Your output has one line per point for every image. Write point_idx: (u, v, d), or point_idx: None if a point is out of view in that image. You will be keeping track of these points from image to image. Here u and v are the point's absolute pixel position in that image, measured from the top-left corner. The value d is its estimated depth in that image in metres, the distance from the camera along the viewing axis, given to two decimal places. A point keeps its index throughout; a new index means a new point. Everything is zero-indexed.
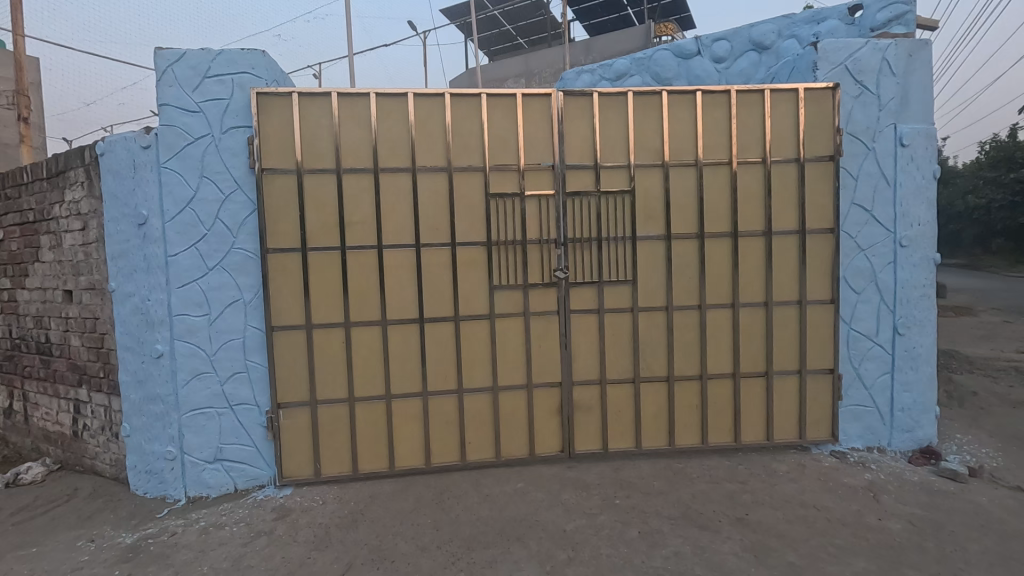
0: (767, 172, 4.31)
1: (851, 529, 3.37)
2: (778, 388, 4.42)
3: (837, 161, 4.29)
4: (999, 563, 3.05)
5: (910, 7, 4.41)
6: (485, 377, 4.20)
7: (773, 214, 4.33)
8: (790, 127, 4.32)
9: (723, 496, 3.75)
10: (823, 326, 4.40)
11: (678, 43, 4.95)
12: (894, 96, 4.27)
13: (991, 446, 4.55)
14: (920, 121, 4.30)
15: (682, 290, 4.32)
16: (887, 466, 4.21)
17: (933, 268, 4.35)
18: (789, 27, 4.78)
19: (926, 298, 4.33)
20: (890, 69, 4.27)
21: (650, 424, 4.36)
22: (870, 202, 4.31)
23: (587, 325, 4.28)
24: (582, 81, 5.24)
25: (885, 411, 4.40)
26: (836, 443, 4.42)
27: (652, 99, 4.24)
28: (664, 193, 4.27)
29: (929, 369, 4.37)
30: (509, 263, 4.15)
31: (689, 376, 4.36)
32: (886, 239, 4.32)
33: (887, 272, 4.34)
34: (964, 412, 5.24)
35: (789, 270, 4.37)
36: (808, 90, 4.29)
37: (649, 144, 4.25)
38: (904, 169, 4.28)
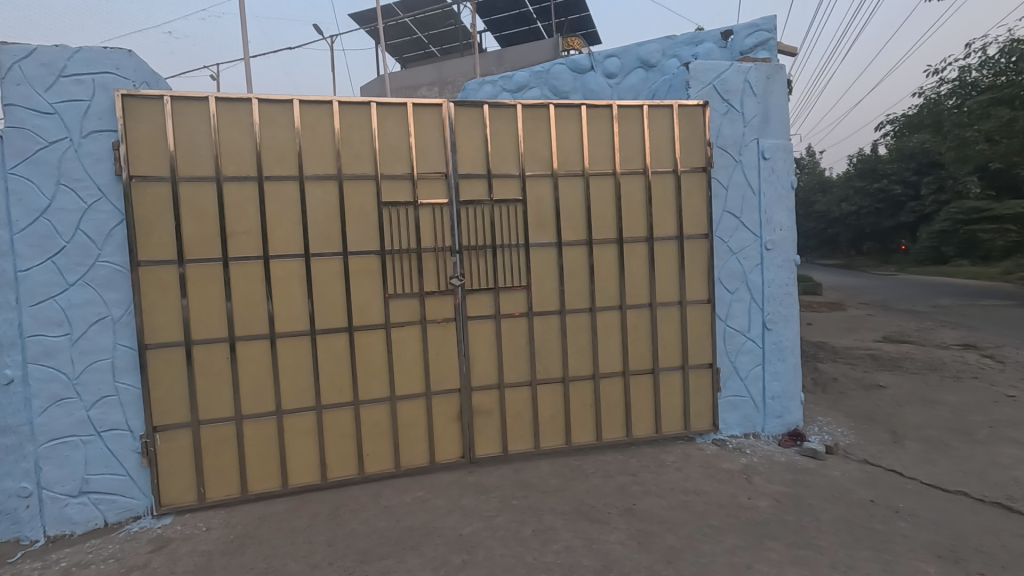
0: (648, 182, 4.62)
1: (725, 509, 3.66)
2: (664, 383, 4.72)
3: (709, 172, 4.69)
4: (845, 528, 3.44)
5: (771, 35, 4.90)
6: (382, 387, 4.16)
7: (654, 221, 4.64)
8: (667, 140, 4.65)
9: (615, 489, 3.95)
10: (702, 324, 4.77)
11: (574, 58, 5.16)
12: (756, 114, 4.74)
13: (846, 425, 5.14)
14: (779, 137, 4.79)
15: (575, 293, 4.52)
16: (759, 449, 4.63)
17: (794, 269, 4.83)
18: (672, 47, 5.09)
19: (789, 295, 4.80)
20: (752, 89, 4.74)
21: (548, 425, 4.52)
22: (739, 209, 4.74)
23: (484, 331, 4.36)
24: (484, 91, 5.33)
25: (758, 400, 4.84)
26: (717, 431, 4.80)
27: (540, 112, 4.42)
28: (555, 201, 4.45)
29: (794, 359, 4.84)
30: (403, 271, 4.15)
31: (583, 376, 4.56)
32: (753, 243, 4.77)
33: (755, 273, 4.78)
34: (827, 397, 5.88)
35: (670, 273, 4.69)
36: (682, 107, 4.65)
37: (539, 154, 4.42)
38: (767, 179, 4.74)
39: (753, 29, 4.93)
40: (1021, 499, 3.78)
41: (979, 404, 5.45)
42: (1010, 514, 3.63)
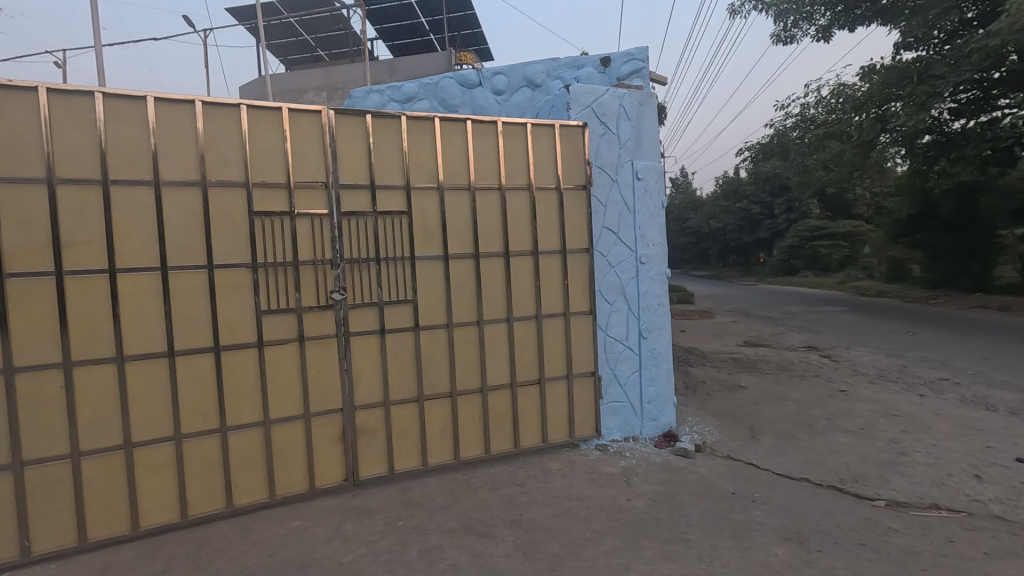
0: (532, 198, 4.76)
1: (606, 512, 3.83)
2: (550, 393, 4.85)
3: (588, 190, 4.94)
4: (710, 521, 3.73)
5: (644, 64, 5.26)
6: (254, 412, 3.84)
7: (538, 235, 4.78)
8: (549, 158, 4.83)
9: (502, 501, 3.97)
10: (584, 334, 4.98)
11: (462, 73, 5.21)
12: (630, 137, 5.07)
13: (712, 425, 5.61)
14: (651, 159, 5.15)
15: (461, 306, 4.51)
16: (637, 451, 4.91)
17: (666, 281, 5.21)
18: (556, 69, 5.27)
19: (662, 306, 5.16)
20: (626, 114, 5.07)
21: (436, 441, 4.45)
22: (616, 225, 5.04)
23: (368, 347, 4.20)
24: (371, 100, 5.32)
25: (636, 404, 5.13)
26: (599, 437, 5.03)
27: (425, 124, 4.39)
28: (441, 215, 4.43)
29: (667, 365, 5.19)
30: (278, 285, 3.88)
31: (470, 390, 4.56)
32: (629, 257, 5.08)
33: (632, 285, 5.09)
34: (696, 399, 6.40)
35: (554, 285, 4.86)
36: (563, 127, 4.86)
37: (425, 166, 4.39)
38: (641, 198, 5.08)
39: (628, 57, 5.25)
40: (850, 480, 4.35)
41: (818, 399, 6.22)
42: (841, 495, 4.17)
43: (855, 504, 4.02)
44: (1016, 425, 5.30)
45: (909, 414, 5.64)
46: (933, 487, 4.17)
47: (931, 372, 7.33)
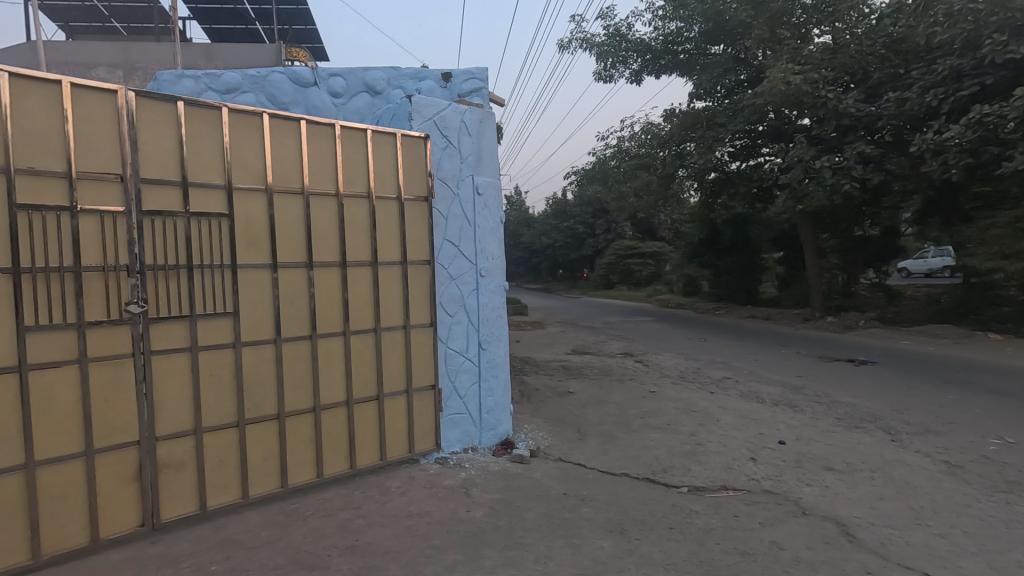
0: (371, 207, 4.59)
1: (446, 526, 3.79)
2: (389, 408, 4.69)
3: (429, 203, 4.93)
4: (545, 523, 3.92)
5: (484, 84, 5.44)
6: (12, 453, 3.09)
7: (378, 245, 4.62)
8: (390, 168, 4.72)
9: (336, 528, 3.71)
10: (425, 347, 4.92)
11: (294, 69, 4.84)
12: (471, 153, 5.20)
13: (545, 430, 5.94)
14: (490, 175, 5.33)
15: (291, 320, 4.16)
16: (476, 461, 4.98)
17: (504, 294, 5.40)
18: (397, 78, 5.17)
19: (500, 317, 5.32)
20: (468, 130, 5.18)
21: (260, 468, 4.01)
22: (457, 238, 5.10)
23: (175, 368, 3.65)
24: (183, 86, 4.69)
25: (475, 415, 5.21)
26: (439, 450, 5.01)
27: (252, 120, 4.00)
28: (269, 219, 4.05)
29: (504, 375, 5.37)
30: (53, 296, 3.19)
31: (301, 410, 4.20)
32: (470, 270, 5.17)
33: (472, 297, 5.18)
34: (531, 406, 6.75)
35: (394, 297, 4.73)
36: (404, 137, 4.79)
37: (251, 165, 3.98)
38: (481, 213, 5.22)
39: (469, 76, 5.39)
40: (661, 472, 4.92)
41: (633, 400, 6.97)
42: (654, 485, 4.69)
43: (665, 492, 4.55)
44: (779, 413, 6.50)
45: (704, 409, 6.58)
46: (723, 471, 4.90)
47: (719, 373, 8.67)
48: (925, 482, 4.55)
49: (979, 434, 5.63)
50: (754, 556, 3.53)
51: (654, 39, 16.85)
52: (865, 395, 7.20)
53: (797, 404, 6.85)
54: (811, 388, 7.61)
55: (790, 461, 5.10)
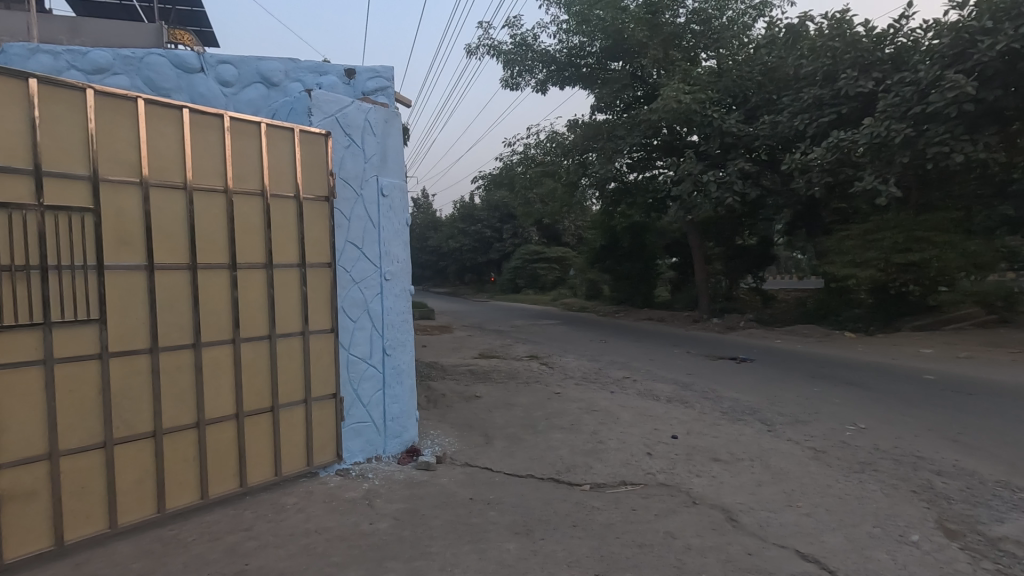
0: (266, 205, 4.30)
1: (347, 542, 3.62)
2: (284, 420, 4.41)
3: (330, 203, 4.71)
4: (451, 530, 3.86)
5: (390, 83, 5.31)
6: None
7: (273, 247, 4.34)
8: (287, 164, 4.45)
9: (223, 552, 3.42)
10: (325, 354, 4.68)
11: (177, 53, 4.41)
12: (375, 152, 5.04)
13: (452, 436, 5.90)
14: (396, 176, 5.20)
15: (172, 328, 3.79)
16: (380, 471, 4.82)
17: (409, 298, 5.29)
18: (295, 70, 4.89)
19: (405, 322, 5.21)
20: (372, 129, 5.02)
21: (133, 492, 3.61)
22: (360, 240, 4.91)
23: (25, 383, 3.22)
24: (38, 62, 4.09)
25: (379, 423, 5.04)
26: (340, 461, 4.79)
27: (125, 105, 3.61)
28: (145, 216, 3.66)
29: (410, 381, 5.25)
30: None
31: (182, 426, 3.83)
32: (373, 273, 5.00)
33: (376, 302, 5.01)
34: (437, 412, 6.69)
35: (291, 302, 4.46)
36: (303, 132, 4.54)
37: (124, 156, 3.59)
38: (386, 215, 5.07)
39: (374, 74, 5.24)
40: (565, 471, 5.04)
41: (538, 402, 7.11)
42: (558, 484, 4.80)
43: (568, 491, 4.67)
44: (672, 409, 6.92)
45: (605, 408, 6.85)
46: (622, 467, 5.13)
47: (618, 373, 9.09)
48: (795, 467, 5.05)
49: (838, 422, 6.36)
50: (650, 547, 3.72)
51: (559, 51, 17.42)
52: (746, 389, 7.89)
53: (688, 400, 7.35)
54: (700, 385, 8.20)
55: (682, 454, 5.45)
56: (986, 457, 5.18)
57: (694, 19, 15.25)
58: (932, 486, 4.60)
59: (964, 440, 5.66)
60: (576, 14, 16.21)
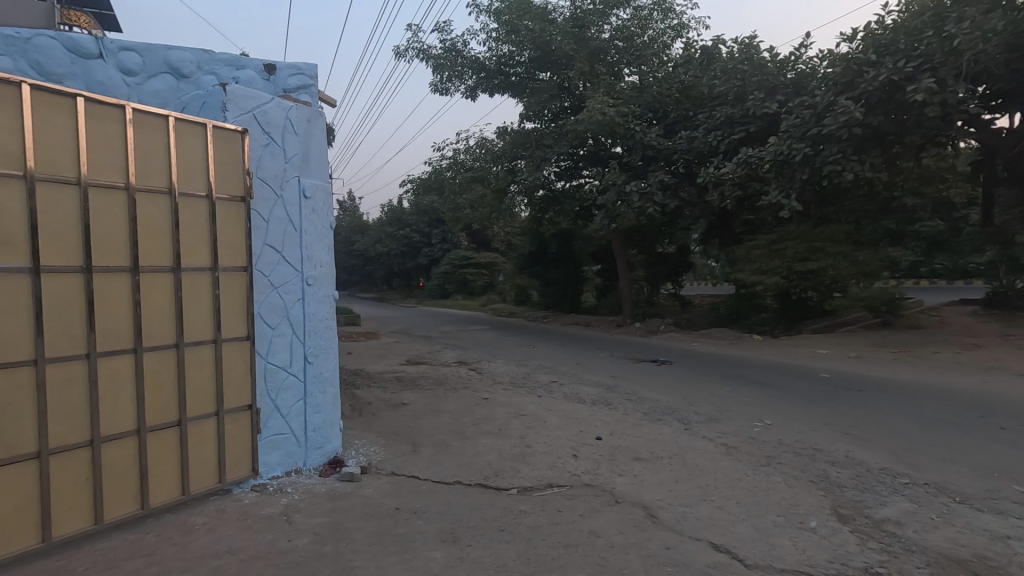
0: (174, 204, 4.02)
1: (263, 561, 3.44)
2: (194, 434, 4.13)
3: (247, 204, 4.47)
4: (375, 542, 3.77)
5: (312, 82, 5.15)
6: None
7: (182, 249, 4.06)
8: (198, 161, 4.18)
9: None
10: (240, 362, 4.43)
11: (71, 36, 4.02)
12: (297, 152, 4.86)
13: (378, 445, 5.76)
14: (318, 178, 5.03)
15: (61, 337, 3.47)
16: (300, 485, 4.62)
17: (333, 304, 5.12)
18: (208, 63, 4.60)
19: (328, 329, 5.04)
20: (293, 128, 4.84)
21: (12, 520, 3.27)
22: (280, 243, 4.70)
23: None
24: None
25: (300, 434, 4.83)
26: (256, 476, 4.54)
27: (7, 91, 3.29)
28: (30, 214, 3.34)
29: (333, 390, 5.08)
30: None
31: (73, 444, 3.51)
32: (294, 278, 4.80)
33: (297, 308, 4.81)
34: (362, 421, 6.51)
35: (202, 309, 4.19)
36: (216, 127, 4.29)
37: (5, 148, 3.26)
38: (308, 218, 4.89)
39: (296, 71, 5.05)
40: (492, 476, 5.05)
41: (467, 408, 7.09)
42: (486, 489, 4.80)
43: (496, 496, 4.68)
44: (597, 412, 7.12)
45: (533, 412, 6.94)
46: (549, 469, 5.21)
47: (545, 377, 9.25)
48: (709, 463, 5.35)
49: (747, 419, 6.81)
50: (575, 547, 3.81)
51: (488, 58, 17.58)
52: (665, 390, 8.27)
53: (612, 402, 7.59)
54: (623, 387, 8.51)
55: (606, 454, 5.62)
56: (871, 447, 5.75)
57: (618, 35, 15.87)
58: (828, 475, 5.03)
59: (853, 432, 6.24)
60: (505, 23, 16.41)
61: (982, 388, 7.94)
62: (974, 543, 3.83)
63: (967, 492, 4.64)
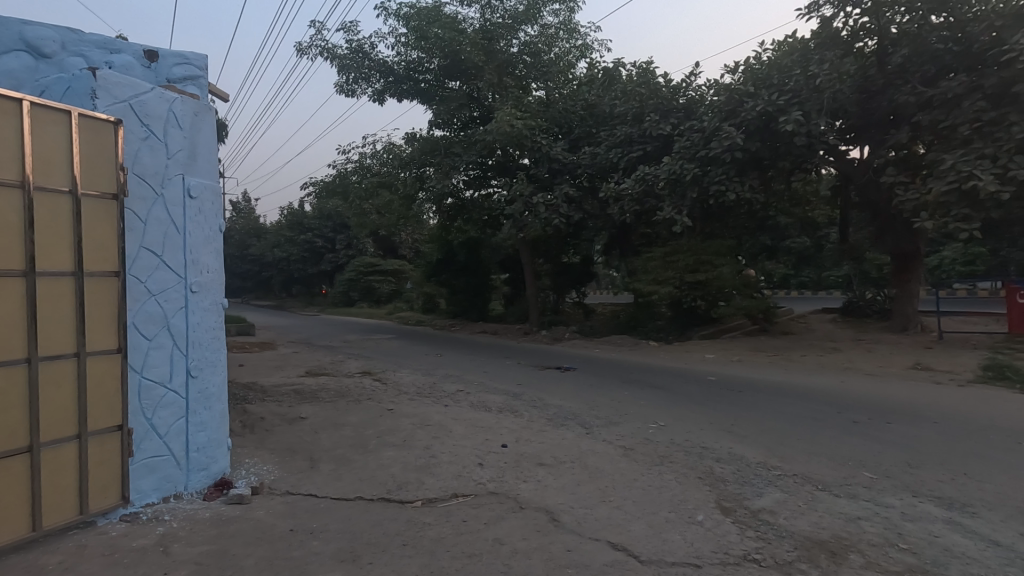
0: (30, 201, 3.56)
1: None
2: (49, 461, 3.65)
3: (121, 202, 4.04)
4: (267, 567, 3.54)
5: (202, 73, 4.78)
6: None
7: (38, 251, 3.60)
8: (60, 153, 3.73)
9: None
10: (109, 378, 3.98)
11: None
12: (181, 148, 4.48)
13: (271, 463, 5.41)
14: (206, 177, 4.67)
15: None
16: (179, 511, 4.23)
17: (221, 312, 4.76)
18: (76, 43, 4.16)
19: (215, 340, 4.67)
20: (177, 121, 4.46)
21: None
22: (159, 246, 4.30)
23: None
24: None
25: (180, 456, 4.42)
26: (127, 505, 4.09)
27: None
28: None
29: (220, 406, 4.71)
30: None
31: None
32: (176, 284, 4.40)
33: (178, 317, 4.41)
34: (253, 438, 6.09)
35: (61, 318, 3.73)
36: (83, 116, 3.85)
37: None
38: (193, 220, 4.52)
39: (182, 60, 4.68)
40: (396, 489, 4.92)
41: (369, 420, 6.85)
42: (389, 503, 4.67)
43: (399, 509, 4.56)
44: (502, 419, 7.18)
45: (438, 422, 6.85)
46: (454, 479, 5.18)
47: (452, 386, 9.19)
48: (608, 465, 5.59)
49: (643, 421, 7.20)
50: (479, 556, 3.82)
51: (397, 63, 17.32)
52: (568, 396, 8.52)
53: (517, 409, 7.69)
54: (528, 394, 8.66)
55: (510, 461, 5.68)
56: (749, 443, 6.30)
57: (526, 51, 16.33)
58: (713, 471, 5.43)
59: (735, 430, 6.80)
60: (414, 29, 16.25)
61: (840, 386, 8.99)
62: (833, 524, 4.32)
63: (826, 480, 5.23)
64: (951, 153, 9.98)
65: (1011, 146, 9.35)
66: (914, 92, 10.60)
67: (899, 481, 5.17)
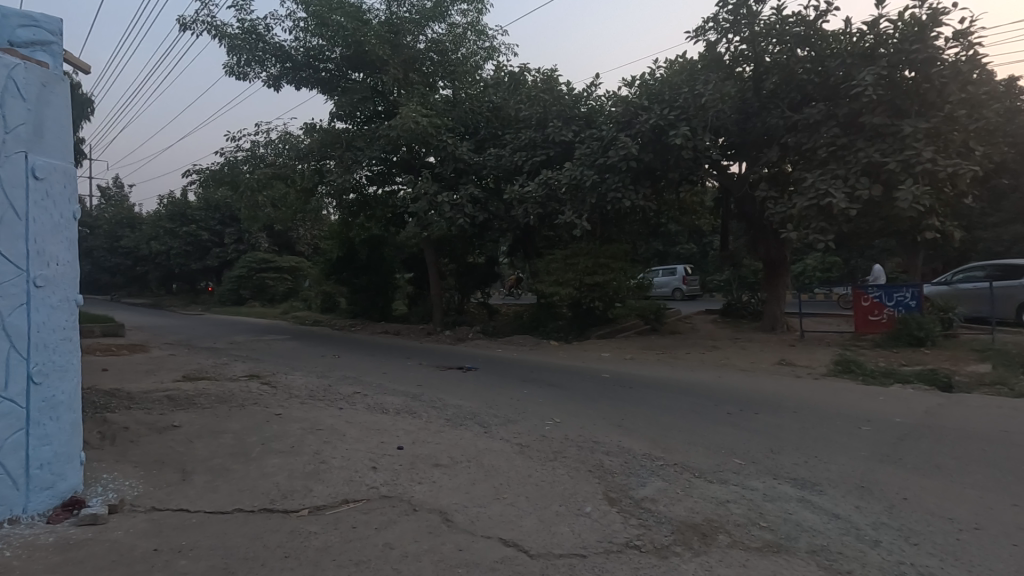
0: None
1: None
2: None
3: None
4: None
5: (55, 40, 4.21)
6: None
7: None
8: None
9: None
10: None
11: None
12: (23, 122, 3.93)
13: (135, 477, 4.89)
14: (55, 156, 4.12)
15: None
16: (15, 539, 3.71)
17: (74, 311, 4.22)
18: None
19: (67, 341, 4.14)
20: (18, 91, 3.90)
21: None
22: None
23: None
24: None
25: (18, 475, 3.88)
26: None
27: None
28: None
29: (72, 416, 4.16)
30: None
31: None
32: (14, 277, 3.85)
33: (17, 315, 3.86)
34: (113, 450, 5.46)
35: None
36: None
37: None
38: (37, 204, 3.98)
39: (29, 22, 4.11)
40: (279, 499, 4.63)
41: (253, 427, 6.39)
42: (271, 514, 4.39)
43: (282, 520, 4.31)
44: (399, 421, 7.02)
45: (330, 426, 6.56)
46: (344, 485, 4.97)
47: (348, 388, 8.85)
48: (504, 463, 5.66)
49: (540, 419, 7.37)
50: (367, 563, 3.71)
51: (295, 48, 16.40)
52: (468, 396, 8.53)
53: (416, 411, 7.55)
54: (428, 395, 8.54)
55: (405, 463, 5.56)
56: (636, 436, 6.67)
57: (433, 48, 16.16)
58: (603, 464, 5.68)
59: (624, 424, 7.16)
60: (314, 14, 15.51)
61: (718, 381, 9.77)
62: (705, 509, 4.69)
63: (702, 467, 5.66)
64: (811, 172, 11.24)
65: (857, 169, 10.72)
66: (783, 116, 11.79)
67: (763, 466, 5.72)
